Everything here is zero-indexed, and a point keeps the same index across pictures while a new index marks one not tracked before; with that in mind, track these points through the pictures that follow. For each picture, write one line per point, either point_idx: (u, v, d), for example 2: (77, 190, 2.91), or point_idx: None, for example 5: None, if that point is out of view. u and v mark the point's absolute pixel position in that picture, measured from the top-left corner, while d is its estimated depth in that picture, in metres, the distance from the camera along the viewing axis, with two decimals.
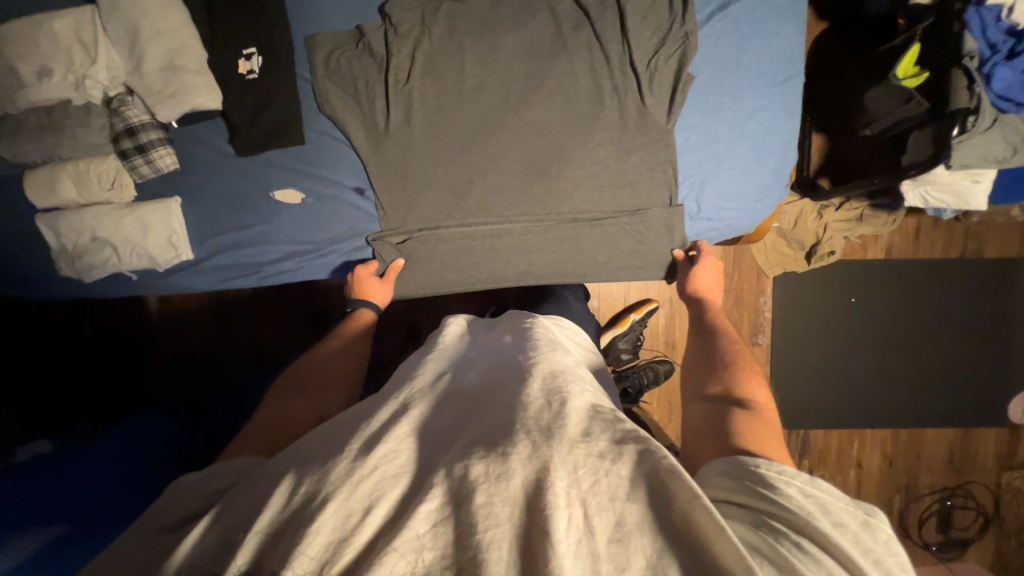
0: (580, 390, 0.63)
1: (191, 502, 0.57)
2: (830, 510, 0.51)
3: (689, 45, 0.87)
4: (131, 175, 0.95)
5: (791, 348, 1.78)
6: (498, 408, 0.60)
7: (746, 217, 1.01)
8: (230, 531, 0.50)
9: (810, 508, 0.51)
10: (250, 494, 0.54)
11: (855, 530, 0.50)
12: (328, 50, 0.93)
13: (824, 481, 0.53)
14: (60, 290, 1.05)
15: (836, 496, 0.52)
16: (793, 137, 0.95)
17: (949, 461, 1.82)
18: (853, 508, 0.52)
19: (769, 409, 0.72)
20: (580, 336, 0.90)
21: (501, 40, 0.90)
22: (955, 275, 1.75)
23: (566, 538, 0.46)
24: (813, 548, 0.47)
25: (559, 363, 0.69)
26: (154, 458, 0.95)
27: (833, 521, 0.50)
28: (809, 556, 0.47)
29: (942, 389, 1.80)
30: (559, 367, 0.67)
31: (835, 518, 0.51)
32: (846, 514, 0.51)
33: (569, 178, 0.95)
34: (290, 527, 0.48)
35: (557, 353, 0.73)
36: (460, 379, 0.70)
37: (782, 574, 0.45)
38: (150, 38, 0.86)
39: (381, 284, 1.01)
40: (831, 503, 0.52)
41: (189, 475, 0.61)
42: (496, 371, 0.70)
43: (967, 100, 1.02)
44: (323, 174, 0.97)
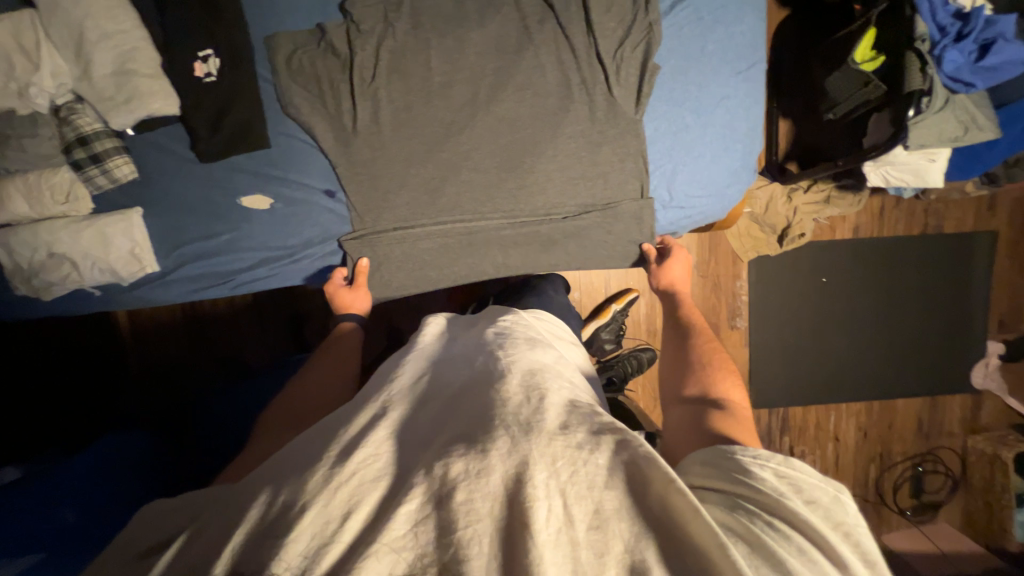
0: (559, 386, 0.64)
1: (166, 527, 0.56)
2: (804, 489, 0.53)
3: (654, 35, 0.87)
4: (87, 187, 0.91)
5: (767, 330, 1.83)
6: (477, 406, 0.60)
7: (717, 204, 1.03)
8: (208, 546, 0.49)
9: (783, 488, 0.53)
10: (226, 509, 0.53)
11: (824, 505, 0.52)
12: (289, 50, 0.90)
13: (796, 461, 0.55)
14: (17, 311, 1.01)
15: (810, 475, 0.55)
16: (759, 124, 0.97)
17: (919, 429, 1.91)
18: (823, 485, 0.54)
19: (744, 409, 0.75)
20: (561, 330, 0.90)
21: (466, 35, 0.89)
22: (917, 251, 1.82)
23: (546, 528, 0.47)
24: (786, 526, 0.49)
25: (538, 361, 0.69)
26: (129, 478, 0.92)
27: (803, 499, 0.52)
28: (781, 533, 0.49)
29: (909, 361, 1.88)
30: (537, 364, 0.68)
31: (807, 496, 0.53)
32: (816, 491, 0.53)
33: (543, 172, 0.95)
34: (267, 538, 0.47)
35: (536, 349, 0.73)
36: (440, 377, 0.69)
37: (755, 551, 0.47)
38: (97, 42, 0.82)
39: (353, 291, 1.00)
40: (804, 481, 0.54)
41: (161, 503, 0.59)
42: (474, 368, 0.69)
43: (921, 82, 1.06)
44: (291, 177, 0.94)
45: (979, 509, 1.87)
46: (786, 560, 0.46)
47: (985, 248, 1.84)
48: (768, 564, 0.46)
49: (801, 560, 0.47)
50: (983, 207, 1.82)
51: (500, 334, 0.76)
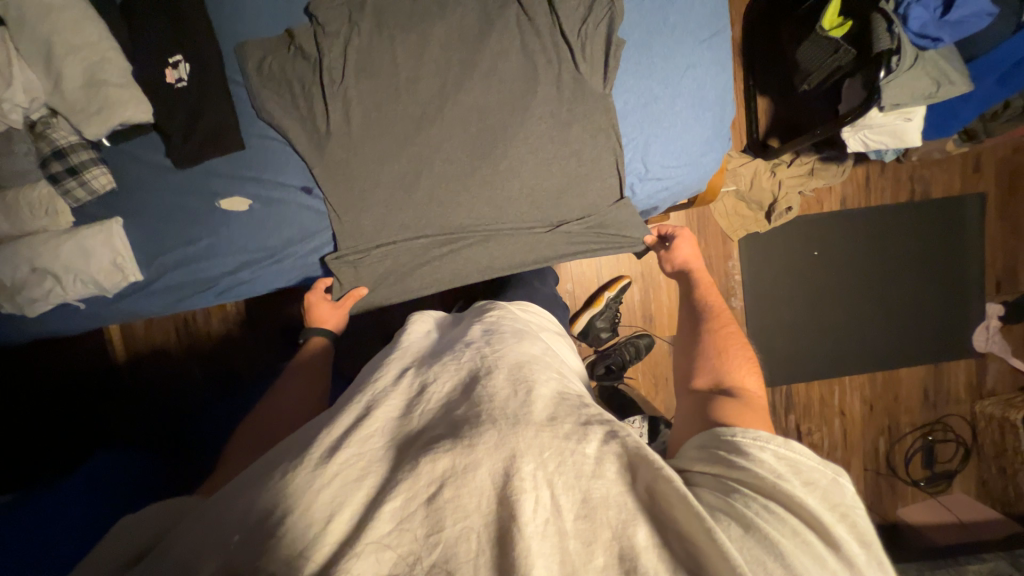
0: (546, 377, 0.63)
1: (146, 529, 0.55)
2: (802, 471, 0.52)
3: (616, 11, 0.88)
4: (65, 200, 0.92)
5: (763, 309, 1.81)
6: (462, 400, 0.59)
7: (694, 173, 1.03)
8: (190, 550, 0.48)
9: (781, 470, 0.52)
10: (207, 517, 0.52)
11: (824, 487, 0.51)
12: (259, 57, 0.91)
13: (795, 443, 0.55)
14: (8, 334, 1.01)
15: (808, 456, 0.54)
16: (728, 90, 0.97)
17: (925, 398, 1.89)
18: (823, 467, 0.53)
19: (760, 398, 0.71)
20: (546, 320, 0.90)
21: (430, 29, 0.90)
22: (906, 220, 1.82)
23: (533, 520, 0.46)
24: (778, 507, 0.49)
25: (525, 353, 0.67)
26: (122, 494, 0.92)
27: (802, 480, 0.51)
28: (775, 515, 0.48)
29: (910, 331, 1.86)
30: (524, 358, 0.66)
31: (806, 478, 0.52)
32: (816, 472, 0.52)
33: (518, 156, 0.95)
34: (256, 538, 0.47)
35: (523, 343, 0.71)
36: (424, 368, 0.66)
37: (746, 531, 0.46)
38: (66, 54, 0.83)
39: (336, 309, 1.00)
40: (803, 463, 0.53)
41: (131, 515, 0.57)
42: (460, 357, 0.66)
43: (889, 41, 1.06)
44: (267, 177, 0.95)
45: (993, 476, 1.83)
46: (779, 541, 0.45)
47: (975, 211, 1.83)
48: (760, 545, 0.45)
49: (794, 542, 0.46)
50: (969, 170, 1.81)
51: (487, 330, 0.73)
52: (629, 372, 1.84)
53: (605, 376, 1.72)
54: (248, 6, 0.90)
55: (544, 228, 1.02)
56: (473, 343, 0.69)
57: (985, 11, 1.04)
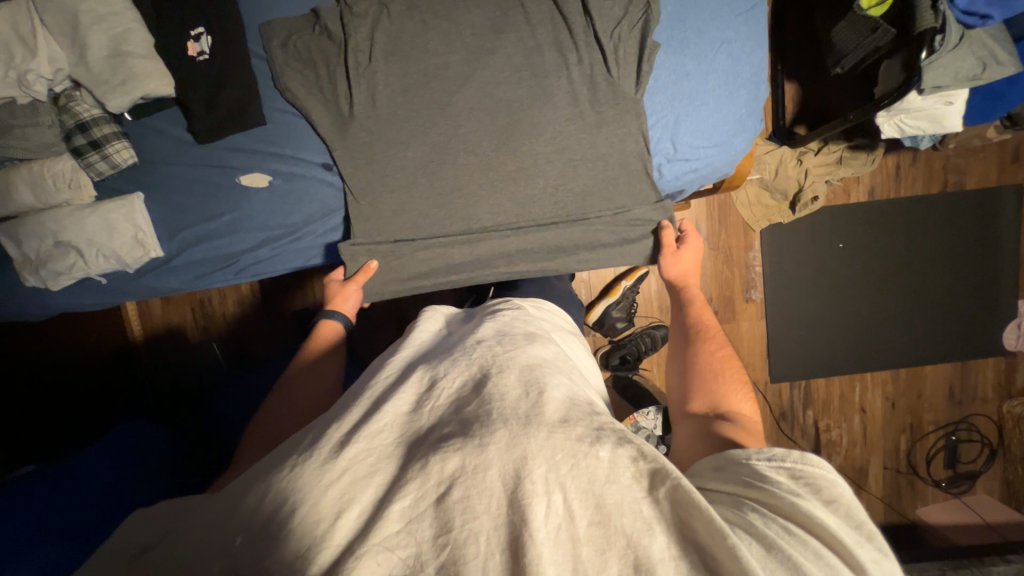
0: (559, 380, 0.60)
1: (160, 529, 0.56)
2: (823, 489, 0.49)
3: (652, 15, 0.85)
4: (88, 174, 0.91)
5: (783, 301, 1.77)
6: (467, 401, 0.57)
7: (725, 155, 0.98)
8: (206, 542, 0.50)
9: (801, 490, 0.49)
10: (217, 508, 0.53)
11: (847, 503, 0.49)
12: (285, 37, 0.89)
13: (813, 457, 0.51)
14: (33, 309, 1.03)
15: (826, 471, 0.51)
16: (763, 67, 0.93)
17: (950, 396, 1.83)
18: (839, 483, 0.50)
19: (754, 422, 0.70)
20: (560, 319, 0.89)
21: (457, 6, 0.87)
22: (937, 213, 1.75)
23: (545, 526, 0.44)
24: (804, 533, 0.46)
25: (537, 355, 0.65)
26: (140, 471, 0.93)
27: (822, 500, 0.48)
28: (797, 537, 0.45)
29: (937, 327, 1.81)
30: (536, 360, 0.64)
31: (827, 495, 0.49)
32: (834, 489, 0.49)
33: (544, 133, 0.91)
34: (267, 530, 0.47)
35: (536, 345, 0.69)
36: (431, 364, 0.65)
37: (770, 554, 0.44)
38: (91, 25, 0.83)
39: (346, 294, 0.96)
40: (823, 479, 0.50)
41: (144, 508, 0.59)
42: (462, 357, 0.64)
43: (932, 19, 1.00)
44: (288, 153, 0.94)
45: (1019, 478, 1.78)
46: (801, 563, 0.43)
47: (1011, 204, 1.76)
48: (783, 566, 0.43)
49: (822, 567, 0.43)
50: (1006, 162, 1.74)
51: (499, 330, 0.72)
52: (644, 363, 1.81)
53: (620, 366, 1.74)
54: None
55: (563, 228, 0.98)
56: (482, 342, 0.68)
57: None
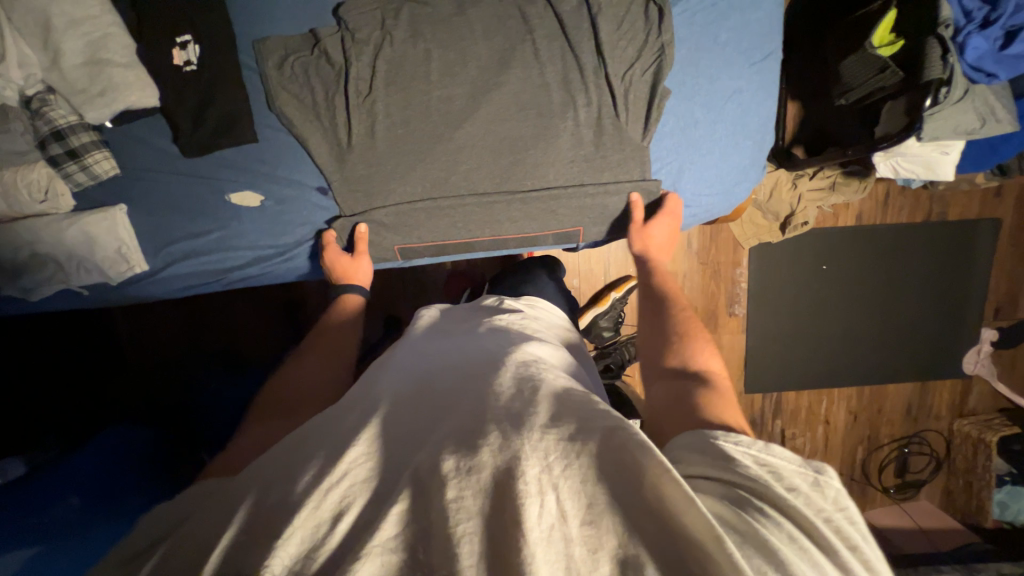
0: (553, 377, 0.62)
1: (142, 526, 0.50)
2: (784, 477, 0.47)
3: (666, 57, 0.82)
4: (66, 184, 0.86)
5: (764, 317, 1.83)
6: (466, 400, 0.57)
7: (722, 202, 0.99)
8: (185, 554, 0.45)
9: (765, 476, 0.46)
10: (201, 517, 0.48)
11: (807, 493, 0.45)
12: (280, 56, 0.84)
13: (777, 447, 0.49)
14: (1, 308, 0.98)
15: (788, 459, 0.48)
16: (770, 119, 0.92)
17: (908, 412, 1.95)
18: (802, 468, 0.48)
19: (724, 377, 0.68)
20: (556, 321, 0.91)
21: (465, 40, 0.84)
22: (918, 241, 1.81)
23: (538, 526, 0.41)
24: (777, 515, 0.43)
25: (532, 354, 0.68)
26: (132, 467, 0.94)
27: (784, 487, 0.46)
28: (772, 521, 0.42)
29: (904, 347, 1.90)
30: (531, 357, 0.66)
31: (787, 483, 0.46)
32: (794, 477, 0.47)
33: (545, 172, 0.90)
34: (263, 532, 0.43)
35: (532, 343, 0.72)
36: (430, 370, 0.67)
37: (755, 550, 0.40)
38: (66, 29, 0.76)
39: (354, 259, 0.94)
40: (784, 468, 0.47)
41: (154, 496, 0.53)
42: (464, 366, 0.66)
43: (941, 70, 1.00)
44: (281, 174, 0.90)
45: (959, 488, 1.93)
46: (781, 551, 0.40)
47: (987, 237, 1.82)
48: (770, 565, 0.39)
49: (795, 550, 0.40)
50: (988, 196, 1.80)
51: (496, 332, 0.76)
52: (628, 370, 1.86)
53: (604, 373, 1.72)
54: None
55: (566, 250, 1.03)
56: (479, 350, 0.70)
57: None
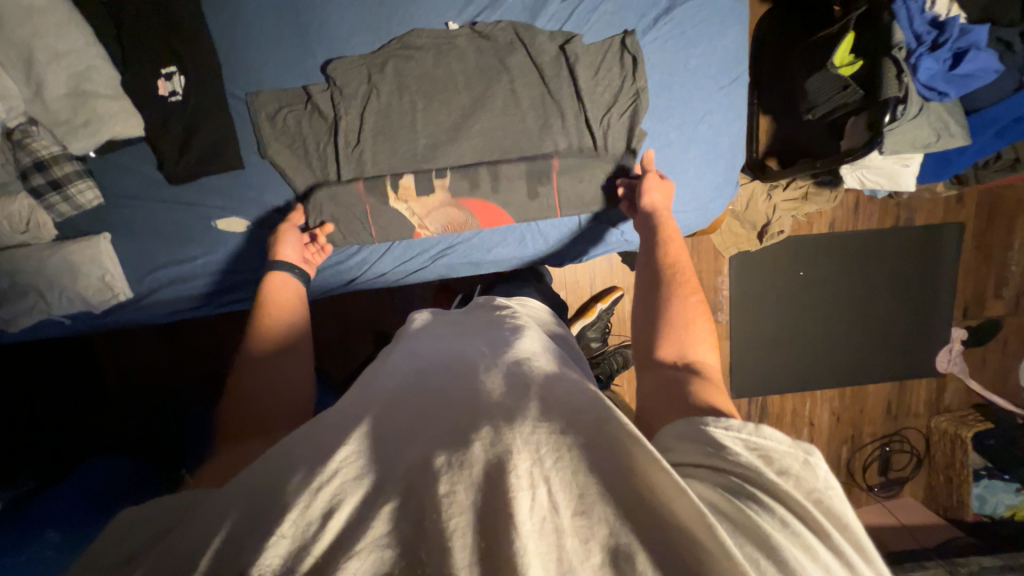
0: (545, 373, 0.61)
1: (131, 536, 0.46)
2: (774, 460, 0.47)
3: (641, 103, 0.89)
4: (48, 214, 0.86)
5: (747, 323, 1.88)
6: (457, 397, 0.56)
7: (700, 217, 1.03)
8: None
9: (756, 462, 0.46)
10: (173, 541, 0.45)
11: (797, 474, 0.46)
12: (274, 108, 0.87)
13: (767, 427, 0.49)
14: None
15: (780, 439, 0.48)
16: (741, 138, 0.97)
17: (887, 411, 2.01)
18: (792, 449, 0.47)
19: (717, 373, 0.65)
20: (546, 315, 0.90)
21: (447, 68, 0.87)
22: (888, 245, 1.89)
23: (530, 519, 0.41)
24: (770, 502, 0.43)
25: (525, 350, 0.67)
26: (113, 492, 0.91)
27: (775, 471, 0.46)
28: (765, 508, 0.43)
29: (881, 347, 1.96)
30: (524, 353, 0.65)
31: (779, 466, 0.46)
32: (785, 458, 0.47)
33: (525, 190, 0.93)
34: (246, 540, 0.41)
35: (524, 338, 0.71)
36: (422, 368, 0.66)
37: (750, 542, 0.40)
38: (48, 62, 0.77)
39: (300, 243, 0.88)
40: (775, 448, 0.47)
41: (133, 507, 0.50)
42: (455, 364, 0.65)
43: (897, 89, 1.07)
44: (267, 199, 0.92)
45: (940, 484, 1.99)
46: (772, 536, 0.40)
47: (952, 240, 1.91)
48: (759, 549, 0.40)
49: (789, 537, 0.41)
50: (950, 203, 1.89)
51: (490, 330, 0.76)
52: (617, 380, 1.89)
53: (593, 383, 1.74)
54: (253, 27, 0.83)
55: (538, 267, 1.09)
56: (471, 349, 0.69)
57: (992, 68, 1.08)
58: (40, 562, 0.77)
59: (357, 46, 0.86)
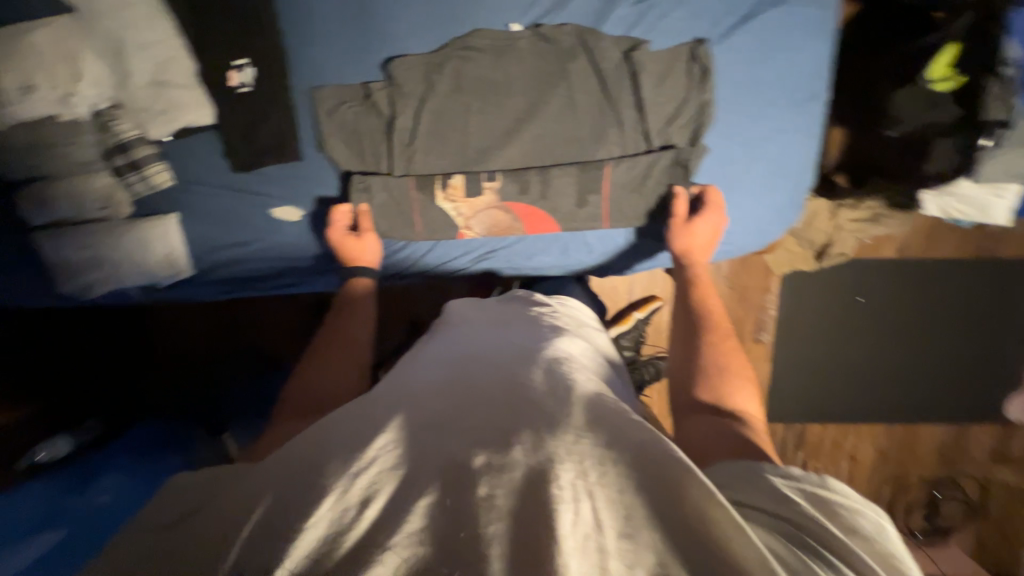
0: (585, 379, 0.59)
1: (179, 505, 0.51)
2: (842, 517, 0.44)
3: (706, 116, 0.85)
4: (126, 193, 0.92)
5: (792, 346, 1.78)
6: (495, 390, 0.55)
7: (756, 240, 0.97)
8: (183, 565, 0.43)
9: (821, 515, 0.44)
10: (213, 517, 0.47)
11: (867, 536, 0.43)
12: (333, 102, 0.88)
13: (834, 481, 0.48)
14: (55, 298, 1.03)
15: (849, 498, 0.46)
16: (812, 158, 0.90)
17: (940, 455, 1.85)
18: (864, 511, 0.46)
19: (759, 423, 0.66)
20: (584, 318, 0.87)
21: (507, 71, 0.86)
22: (964, 277, 1.72)
23: (573, 534, 0.40)
24: (835, 560, 0.40)
25: (564, 351, 0.65)
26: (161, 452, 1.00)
27: (841, 528, 0.44)
28: (830, 565, 0.40)
29: (942, 386, 1.80)
30: (563, 354, 0.64)
31: (849, 525, 0.44)
32: (856, 518, 0.45)
33: (574, 198, 0.91)
34: (283, 520, 0.42)
35: (563, 339, 0.69)
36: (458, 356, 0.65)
37: None
38: (135, 52, 0.81)
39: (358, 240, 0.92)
40: (842, 504, 0.46)
41: (184, 476, 0.55)
42: (491, 355, 0.63)
43: (1002, 111, 1.04)
44: (321, 192, 0.95)
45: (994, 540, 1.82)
46: None
47: None
48: None
49: None
50: None
51: (527, 326, 0.74)
52: (646, 391, 1.84)
53: None
54: (320, 22, 0.85)
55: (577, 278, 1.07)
56: (508, 342, 0.68)
57: None
58: (100, 508, 0.85)
59: (418, 46, 0.86)
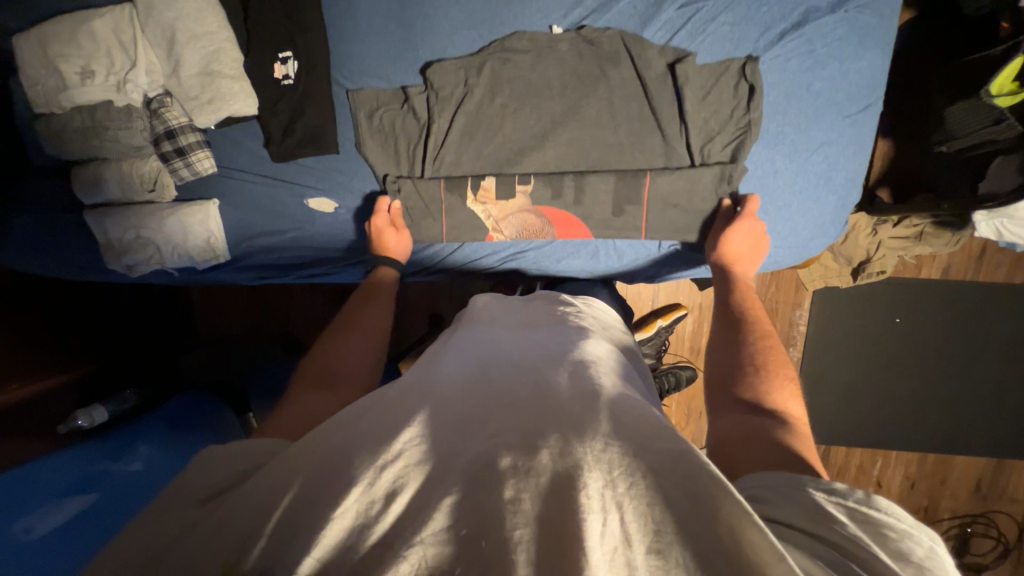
0: (612, 383, 0.58)
1: (215, 477, 0.51)
2: (891, 542, 0.41)
3: (750, 135, 0.83)
4: (172, 177, 0.95)
5: (821, 364, 1.72)
6: (522, 392, 0.54)
7: (793, 255, 0.94)
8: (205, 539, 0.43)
9: (864, 537, 0.41)
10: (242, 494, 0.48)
11: (918, 561, 0.40)
12: (373, 97, 0.90)
13: (883, 500, 0.44)
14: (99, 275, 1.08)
15: (900, 518, 0.42)
16: (861, 174, 0.87)
17: (975, 489, 1.75)
18: (917, 533, 0.42)
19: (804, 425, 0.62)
20: (610, 320, 0.86)
21: (547, 71, 0.85)
22: (1014, 303, 1.63)
23: (600, 545, 0.39)
24: None
25: (590, 353, 0.64)
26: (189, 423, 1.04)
27: (890, 553, 0.40)
28: None
29: (982, 416, 1.71)
30: (590, 357, 0.63)
31: (898, 550, 0.40)
32: (907, 541, 0.41)
33: (608, 202, 0.89)
34: (309, 505, 0.43)
35: (590, 341, 0.68)
36: (483, 353, 0.65)
37: None
38: (186, 42, 0.84)
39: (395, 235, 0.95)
40: (892, 526, 0.42)
41: (215, 447, 0.55)
42: (517, 355, 0.63)
43: None
44: (355, 185, 0.96)
45: None
46: None
47: None
48: None
49: None
50: None
51: (554, 327, 0.73)
52: (665, 400, 1.81)
53: None
54: (364, 18, 0.86)
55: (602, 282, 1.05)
56: (534, 343, 0.67)
57: None
58: (132, 477, 0.89)
59: (459, 43, 0.86)
